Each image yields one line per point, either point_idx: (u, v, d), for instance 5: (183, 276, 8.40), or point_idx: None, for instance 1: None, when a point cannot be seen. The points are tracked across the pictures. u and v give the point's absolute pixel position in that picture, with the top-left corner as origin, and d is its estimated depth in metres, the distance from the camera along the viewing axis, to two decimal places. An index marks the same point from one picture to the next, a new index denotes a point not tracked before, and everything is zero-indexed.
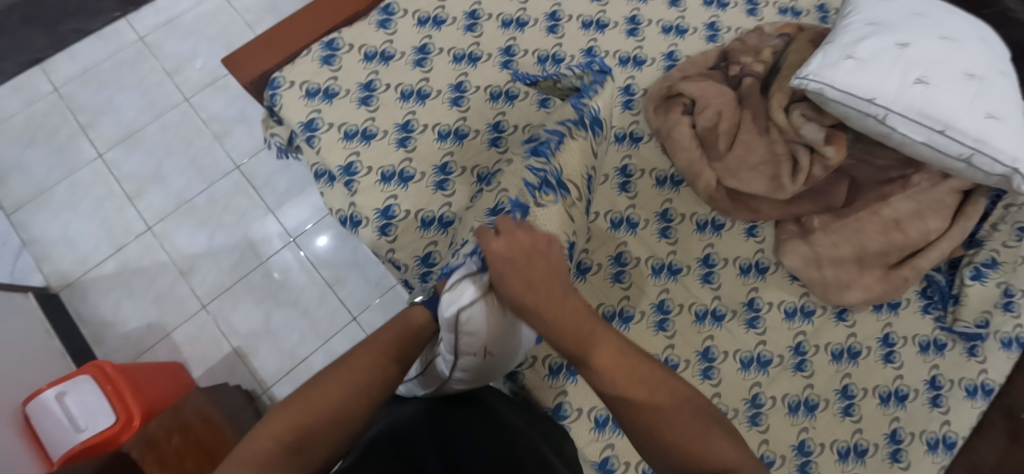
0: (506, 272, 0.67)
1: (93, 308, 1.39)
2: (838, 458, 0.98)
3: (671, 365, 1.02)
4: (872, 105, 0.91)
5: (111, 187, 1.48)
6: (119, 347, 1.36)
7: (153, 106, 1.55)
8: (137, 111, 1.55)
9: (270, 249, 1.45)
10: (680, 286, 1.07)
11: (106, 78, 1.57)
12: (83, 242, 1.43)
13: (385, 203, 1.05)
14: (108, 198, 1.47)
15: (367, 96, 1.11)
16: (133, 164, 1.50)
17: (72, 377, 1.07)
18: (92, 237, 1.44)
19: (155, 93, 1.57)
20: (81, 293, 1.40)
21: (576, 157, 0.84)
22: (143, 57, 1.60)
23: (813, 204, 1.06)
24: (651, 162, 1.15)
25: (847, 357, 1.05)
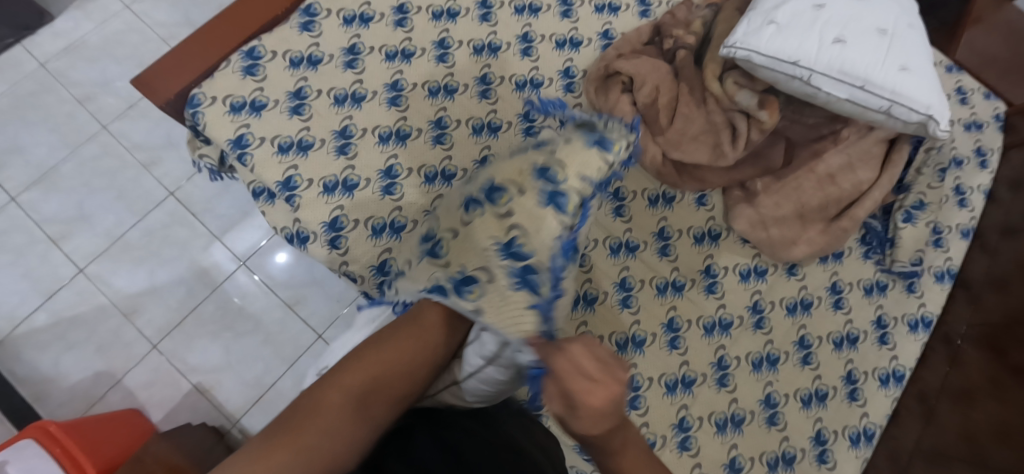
0: (595, 410, 0.59)
1: (28, 365, 1.28)
2: (803, 406, 1.04)
3: (639, 340, 1.04)
4: (797, 68, 0.93)
5: (30, 233, 1.36)
6: (65, 403, 1.26)
7: (65, 139, 1.43)
8: (48, 148, 1.42)
9: (220, 277, 1.37)
10: (639, 262, 1.09)
11: (5, 115, 1.43)
12: (6, 295, 1.32)
13: (331, 215, 1.01)
14: (29, 245, 1.35)
15: (298, 105, 1.06)
16: (51, 205, 1.38)
17: (13, 443, 1.01)
18: (17, 290, 1.32)
19: (65, 124, 1.44)
20: (13, 352, 1.28)
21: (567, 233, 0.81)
22: (46, 87, 1.46)
23: (754, 168, 1.09)
24: None
25: (801, 309, 1.10)
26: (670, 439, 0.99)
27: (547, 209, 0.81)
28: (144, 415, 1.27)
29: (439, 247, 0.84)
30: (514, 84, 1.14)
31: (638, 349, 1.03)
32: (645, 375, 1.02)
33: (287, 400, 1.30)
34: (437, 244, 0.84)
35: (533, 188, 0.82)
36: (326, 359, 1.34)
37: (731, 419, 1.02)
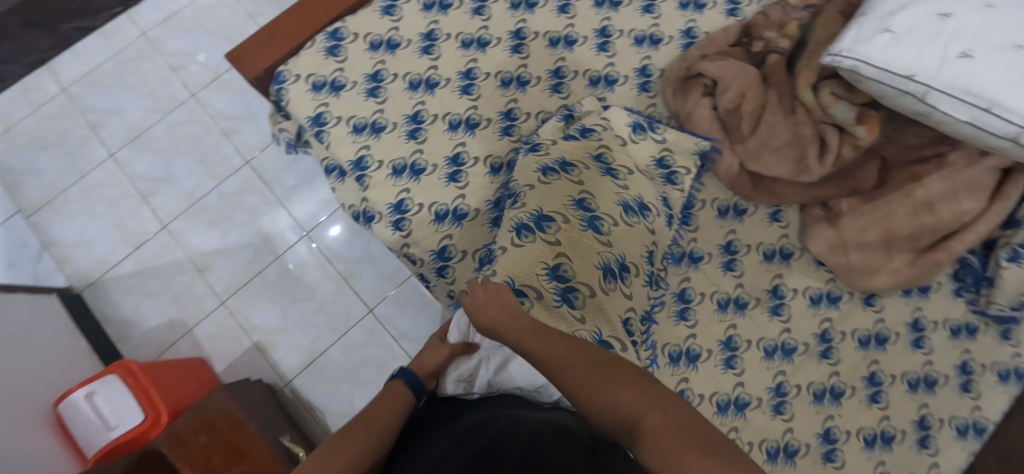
0: (504, 327, 0.74)
1: (116, 307, 1.41)
2: (865, 446, 0.99)
3: (693, 354, 1.00)
4: (911, 83, 0.86)
5: (124, 188, 1.49)
6: (143, 345, 1.39)
7: (158, 104, 1.54)
8: (144, 111, 1.54)
9: (284, 245, 1.45)
10: (701, 275, 1.05)
11: (109, 79, 1.56)
12: (100, 242, 1.45)
13: (398, 197, 1.03)
14: (122, 199, 1.48)
15: (374, 87, 1.08)
16: (143, 165, 1.50)
17: (100, 377, 1.12)
18: (107, 239, 1.45)
19: (160, 90, 1.55)
20: (103, 294, 1.42)
21: (634, 239, 0.88)
22: (147, 54, 1.57)
23: (839, 187, 1.02)
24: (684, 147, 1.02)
25: (875, 343, 1.03)
26: None
27: (639, 226, 0.89)
28: (209, 365, 1.36)
29: (562, 268, 0.83)
30: (588, 80, 1.12)
31: (691, 365, 1.00)
32: (696, 391, 0.99)
33: (336, 369, 1.37)
34: (559, 264, 0.83)
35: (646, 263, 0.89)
36: (374, 334, 1.39)
37: (784, 449, 0.97)
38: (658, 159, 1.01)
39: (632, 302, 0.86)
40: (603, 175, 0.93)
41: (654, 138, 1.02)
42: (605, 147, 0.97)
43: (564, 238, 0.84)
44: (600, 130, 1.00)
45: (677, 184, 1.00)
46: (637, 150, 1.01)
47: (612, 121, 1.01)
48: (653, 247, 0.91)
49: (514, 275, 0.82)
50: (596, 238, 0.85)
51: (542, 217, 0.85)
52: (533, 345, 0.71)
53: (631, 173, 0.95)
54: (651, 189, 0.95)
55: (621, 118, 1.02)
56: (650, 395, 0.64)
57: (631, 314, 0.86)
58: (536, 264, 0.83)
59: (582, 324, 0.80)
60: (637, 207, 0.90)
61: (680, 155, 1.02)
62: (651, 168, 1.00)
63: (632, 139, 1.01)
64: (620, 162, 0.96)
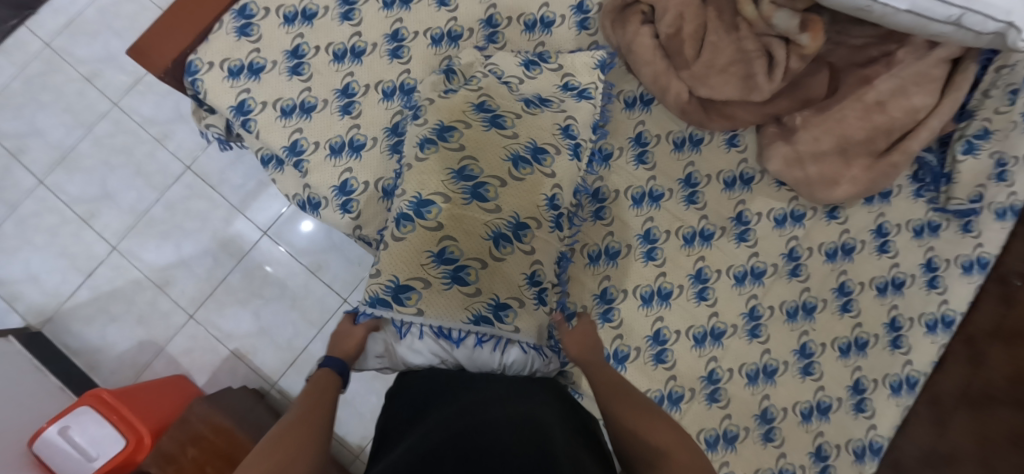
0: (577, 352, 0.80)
1: (80, 337, 1.35)
2: (840, 355, 1.01)
3: (665, 292, 0.99)
4: None
5: (61, 213, 1.40)
6: (116, 371, 1.34)
7: (79, 118, 1.43)
8: (64, 129, 1.42)
9: (244, 247, 1.39)
10: (664, 212, 1.01)
11: (18, 99, 1.43)
12: (46, 274, 1.37)
13: (340, 178, 0.98)
14: (62, 225, 1.39)
15: (297, 64, 1.01)
16: (75, 185, 1.40)
17: (71, 411, 1.08)
18: (55, 269, 1.37)
19: (77, 103, 1.43)
20: (63, 326, 1.36)
21: (526, 195, 0.83)
22: (56, 66, 1.44)
23: (790, 101, 0.99)
24: (583, 70, 0.99)
25: (842, 254, 1.03)
26: (699, 391, 0.97)
27: (534, 177, 0.84)
28: (190, 379, 1.33)
29: (449, 251, 0.77)
30: (523, 25, 1.05)
31: (664, 303, 0.99)
32: (672, 328, 0.98)
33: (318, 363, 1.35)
34: (444, 248, 0.77)
35: (547, 215, 0.84)
36: None
37: (762, 370, 0.99)
38: (563, 83, 0.97)
39: (535, 256, 0.82)
40: (486, 130, 0.84)
41: (549, 68, 0.98)
42: (486, 96, 0.89)
43: (444, 221, 0.77)
44: (480, 76, 0.92)
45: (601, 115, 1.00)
46: (530, 86, 0.95)
47: (500, 64, 0.96)
48: (559, 191, 0.86)
49: (397, 273, 0.76)
50: (481, 208, 0.79)
51: (422, 203, 0.78)
52: (596, 369, 0.77)
53: (517, 117, 0.88)
54: (545, 122, 0.90)
55: (509, 60, 0.97)
56: (673, 435, 0.63)
57: (537, 265, 0.82)
58: (420, 254, 0.77)
59: (475, 297, 0.77)
60: (531, 156, 0.85)
61: (581, 78, 0.99)
62: (559, 93, 0.96)
63: (526, 78, 0.96)
64: (505, 107, 0.88)
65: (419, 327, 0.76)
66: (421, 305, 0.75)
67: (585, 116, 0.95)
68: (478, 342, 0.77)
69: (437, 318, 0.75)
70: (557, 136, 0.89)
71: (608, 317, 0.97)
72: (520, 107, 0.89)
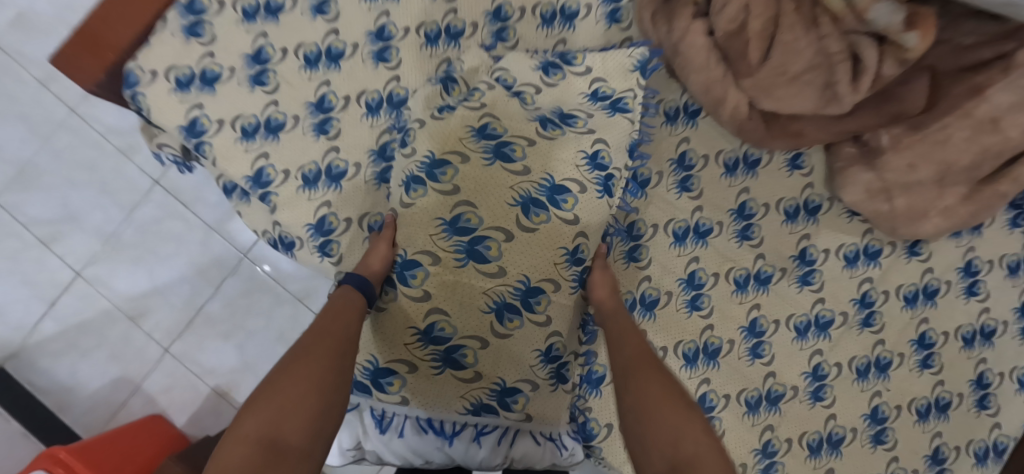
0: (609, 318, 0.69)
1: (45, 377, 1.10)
2: (918, 419, 0.84)
3: (712, 349, 0.82)
4: None
5: (20, 237, 1.12)
6: (90, 411, 1.11)
7: (35, 128, 1.14)
8: (18, 139, 1.13)
9: (222, 271, 1.16)
10: (711, 251, 0.84)
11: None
12: (8, 306, 1.11)
13: (317, 215, 0.80)
14: (22, 251, 1.12)
15: (259, 72, 0.81)
16: (35, 206, 1.13)
17: None
18: (16, 300, 1.11)
19: (33, 109, 1.15)
20: (29, 363, 1.10)
21: (537, 252, 0.66)
22: None
23: (876, 115, 0.79)
24: (619, 71, 0.77)
25: (923, 299, 0.86)
26: (751, 467, 0.81)
27: (549, 228, 0.66)
28: (165, 421, 1.12)
29: (438, 327, 0.64)
30: (539, 17, 0.86)
31: (711, 362, 0.82)
32: (721, 392, 0.82)
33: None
34: (433, 324, 0.64)
35: (568, 274, 0.68)
36: None
37: (827, 439, 0.83)
38: (592, 91, 0.77)
39: (551, 328, 0.68)
40: (488, 165, 0.66)
41: (574, 72, 0.77)
42: (490, 116, 0.70)
43: (432, 290, 0.64)
44: (484, 86, 0.73)
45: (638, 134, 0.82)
46: (549, 97, 0.75)
47: (511, 70, 0.77)
48: (583, 242, 0.68)
49: (377, 352, 0.65)
50: (478, 273, 0.64)
51: (407, 267, 0.65)
52: (625, 341, 0.65)
53: (530, 143, 0.68)
54: (566, 151, 0.68)
55: (524, 61, 0.78)
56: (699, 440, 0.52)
57: (555, 338, 0.68)
58: (404, 331, 0.65)
59: (473, 383, 0.66)
60: (544, 199, 0.65)
61: (615, 84, 0.77)
62: (587, 104, 0.75)
63: (545, 86, 0.76)
64: (513, 129, 0.69)
65: (403, 420, 0.66)
66: (408, 391, 0.65)
67: (618, 135, 0.73)
68: (477, 435, 0.67)
69: (427, 409, 0.66)
70: (582, 168, 0.68)
71: None
72: (534, 129, 0.69)
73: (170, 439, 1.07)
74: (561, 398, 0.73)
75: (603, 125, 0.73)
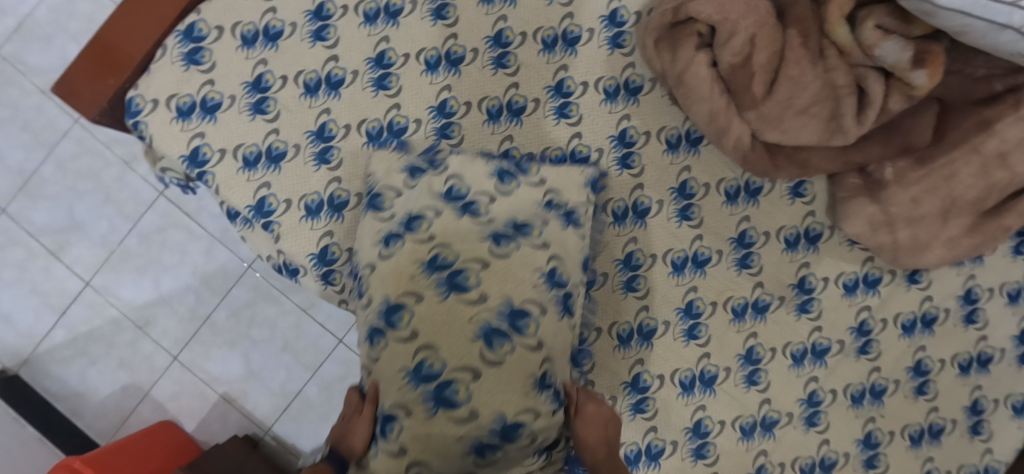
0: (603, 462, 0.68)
1: (57, 385, 1.12)
2: (910, 444, 0.85)
3: (708, 377, 0.83)
4: (1010, 12, 0.62)
5: (28, 246, 1.14)
6: (101, 416, 1.12)
7: (40, 139, 1.14)
8: (23, 151, 1.14)
9: (227, 282, 1.14)
10: (710, 280, 0.84)
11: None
12: (18, 313, 1.13)
13: (320, 244, 0.81)
14: (30, 260, 1.14)
15: (260, 100, 0.80)
16: (42, 214, 1.14)
17: None
18: (27, 308, 1.13)
19: (35, 120, 1.15)
20: (42, 369, 1.12)
21: (507, 387, 0.63)
22: (6, 77, 1.15)
23: (883, 147, 0.78)
24: (572, 181, 0.78)
25: (921, 327, 0.86)
26: None
27: (513, 356, 0.63)
28: (178, 426, 1.12)
29: None
30: (540, 42, 0.85)
31: (707, 390, 0.83)
32: (716, 418, 0.83)
33: (316, 411, 1.13)
34: None
35: (544, 399, 0.65)
36: (350, 365, 1.15)
37: (819, 463, 0.84)
38: (546, 200, 0.76)
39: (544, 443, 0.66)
40: (443, 299, 0.64)
41: (529, 182, 0.77)
42: (439, 246, 0.67)
43: (410, 444, 0.62)
44: (432, 213, 0.70)
45: (634, 167, 0.85)
46: (503, 206, 0.73)
47: (463, 175, 0.74)
48: (551, 365, 0.66)
49: None
50: (449, 422, 0.61)
51: (383, 418, 0.63)
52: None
53: (484, 266, 0.66)
54: (522, 270, 0.67)
55: (477, 166, 0.75)
56: None
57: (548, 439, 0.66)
58: None
59: None
60: (506, 327, 0.64)
61: (569, 191, 0.78)
62: (543, 212, 0.74)
63: (499, 194, 0.74)
64: (466, 255, 0.67)
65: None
66: None
67: (572, 246, 0.73)
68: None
69: None
70: (539, 287, 0.67)
71: (640, 407, 0.82)
72: (487, 249, 0.67)
73: (184, 443, 1.08)
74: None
75: (559, 237, 0.72)
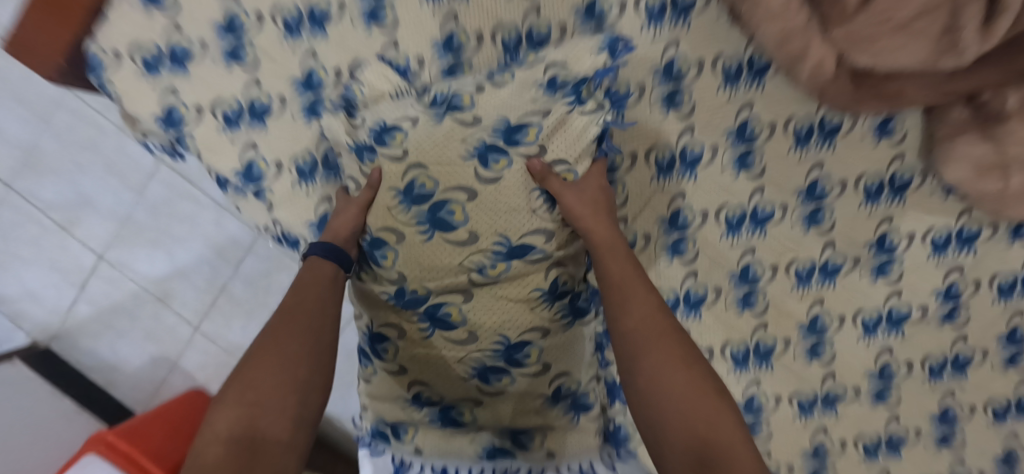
0: None
1: (89, 355, 1.12)
2: (993, 419, 0.75)
3: (763, 349, 0.74)
4: None
5: (39, 222, 1.07)
6: (135, 386, 1.13)
7: (31, 110, 1.02)
8: (18, 123, 1.03)
9: (240, 250, 1.08)
10: (770, 241, 0.72)
11: None
12: (42, 289, 1.10)
13: (318, 211, 0.72)
14: (44, 236, 1.08)
15: (234, 46, 0.68)
16: (48, 190, 1.06)
17: (77, 462, 0.84)
18: (49, 284, 1.10)
19: (22, 88, 1.02)
20: (72, 342, 1.11)
21: (498, 310, 0.58)
22: None
23: (1005, 72, 0.60)
24: (574, 141, 0.56)
25: (1022, 290, 0.72)
26: (799, 467, 0.75)
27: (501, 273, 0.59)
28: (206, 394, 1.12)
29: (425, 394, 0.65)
30: None
31: (763, 363, 0.74)
32: (770, 393, 0.74)
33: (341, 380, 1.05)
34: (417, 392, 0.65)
35: (551, 313, 0.60)
36: None
37: (885, 441, 0.75)
38: (548, 80, 0.55)
39: (562, 366, 0.64)
40: (427, 239, 0.55)
41: (522, 157, 0.54)
42: (417, 167, 0.54)
43: (424, 443, 0.66)
44: (394, 240, 0.56)
45: (682, 107, 0.70)
46: (486, 203, 0.54)
47: (428, 164, 0.54)
48: (565, 379, 0.65)
49: (383, 415, 0.67)
50: (447, 339, 0.60)
51: (393, 423, 0.67)
52: None
53: (466, 299, 0.58)
54: (514, 194, 0.55)
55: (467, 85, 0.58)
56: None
57: (561, 379, 0.65)
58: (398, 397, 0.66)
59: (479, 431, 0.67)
60: (499, 265, 0.56)
61: (580, 67, 0.56)
62: (541, 99, 0.55)
63: (487, 84, 0.55)
64: (446, 185, 0.54)
65: (418, 469, 0.66)
66: (419, 442, 0.66)
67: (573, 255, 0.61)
68: None
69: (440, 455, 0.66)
70: (538, 311, 0.59)
71: None
72: (466, 280, 0.57)
73: None
74: (587, 425, 0.69)
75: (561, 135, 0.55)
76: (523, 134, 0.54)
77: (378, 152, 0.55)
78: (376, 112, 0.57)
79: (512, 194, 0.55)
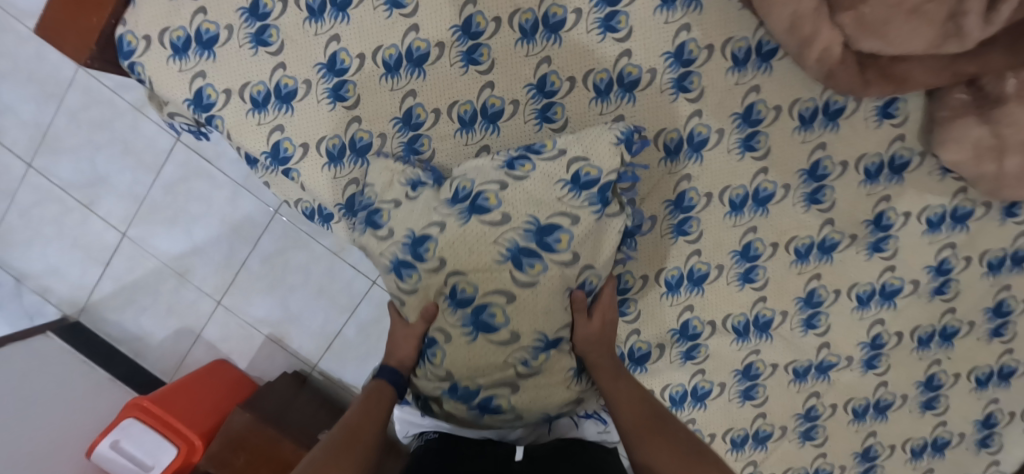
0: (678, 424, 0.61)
1: (117, 327, 1.18)
2: (976, 386, 0.80)
3: (763, 322, 0.78)
4: None
5: (62, 201, 1.13)
6: (161, 358, 1.19)
7: (46, 89, 1.08)
8: (33, 103, 1.09)
9: (256, 228, 1.11)
10: (772, 219, 0.76)
11: None
12: (65, 266, 1.16)
13: (346, 192, 0.75)
14: (66, 215, 1.14)
15: (261, 29, 0.71)
16: (66, 169, 1.11)
17: (119, 424, 0.92)
18: (73, 261, 1.16)
19: (39, 68, 1.08)
20: (99, 316, 1.17)
21: (542, 396, 0.64)
22: None
23: (1007, 58, 0.64)
24: (597, 235, 0.63)
25: (1009, 265, 0.77)
26: (792, 430, 0.82)
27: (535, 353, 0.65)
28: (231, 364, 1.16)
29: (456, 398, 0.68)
30: None
31: (763, 335, 0.79)
32: (768, 361, 0.80)
33: (358, 351, 1.15)
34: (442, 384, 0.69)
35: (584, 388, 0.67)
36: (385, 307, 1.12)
37: (874, 405, 0.81)
38: (571, 176, 0.62)
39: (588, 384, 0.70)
40: (472, 340, 0.61)
41: (557, 262, 0.60)
42: (456, 274, 0.60)
43: None
44: (443, 341, 0.62)
45: (692, 90, 0.72)
46: (526, 305, 0.60)
47: (467, 270, 0.60)
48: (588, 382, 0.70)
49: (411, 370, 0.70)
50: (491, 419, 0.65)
51: None
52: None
53: (513, 391, 0.63)
54: (549, 294, 0.60)
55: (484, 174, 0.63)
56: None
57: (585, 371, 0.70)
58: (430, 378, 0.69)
59: None
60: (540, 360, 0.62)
61: (600, 162, 0.62)
62: (569, 198, 0.61)
63: (509, 180, 0.61)
64: (487, 289, 0.60)
65: None
66: None
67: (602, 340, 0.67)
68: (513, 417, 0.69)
69: None
70: (574, 386, 0.66)
71: (691, 354, 0.80)
72: (512, 374, 0.62)
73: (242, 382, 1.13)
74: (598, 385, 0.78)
75: (590, 232, 0.61)
76: (557, 241, 0.60)
77: (418, 267, 0.61)
78: (405, 221, 0.62)
79: (547, 299, 0.60)
